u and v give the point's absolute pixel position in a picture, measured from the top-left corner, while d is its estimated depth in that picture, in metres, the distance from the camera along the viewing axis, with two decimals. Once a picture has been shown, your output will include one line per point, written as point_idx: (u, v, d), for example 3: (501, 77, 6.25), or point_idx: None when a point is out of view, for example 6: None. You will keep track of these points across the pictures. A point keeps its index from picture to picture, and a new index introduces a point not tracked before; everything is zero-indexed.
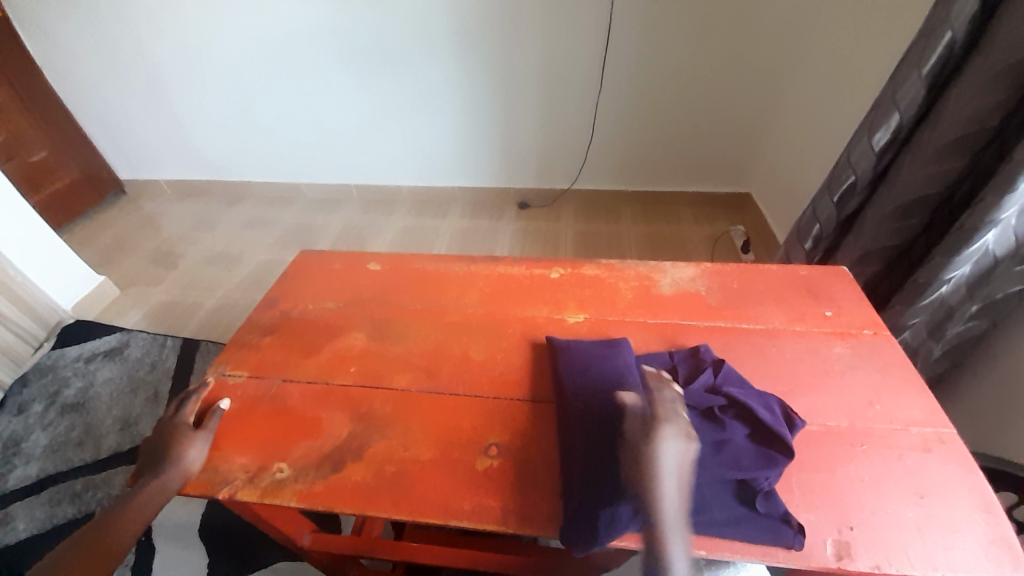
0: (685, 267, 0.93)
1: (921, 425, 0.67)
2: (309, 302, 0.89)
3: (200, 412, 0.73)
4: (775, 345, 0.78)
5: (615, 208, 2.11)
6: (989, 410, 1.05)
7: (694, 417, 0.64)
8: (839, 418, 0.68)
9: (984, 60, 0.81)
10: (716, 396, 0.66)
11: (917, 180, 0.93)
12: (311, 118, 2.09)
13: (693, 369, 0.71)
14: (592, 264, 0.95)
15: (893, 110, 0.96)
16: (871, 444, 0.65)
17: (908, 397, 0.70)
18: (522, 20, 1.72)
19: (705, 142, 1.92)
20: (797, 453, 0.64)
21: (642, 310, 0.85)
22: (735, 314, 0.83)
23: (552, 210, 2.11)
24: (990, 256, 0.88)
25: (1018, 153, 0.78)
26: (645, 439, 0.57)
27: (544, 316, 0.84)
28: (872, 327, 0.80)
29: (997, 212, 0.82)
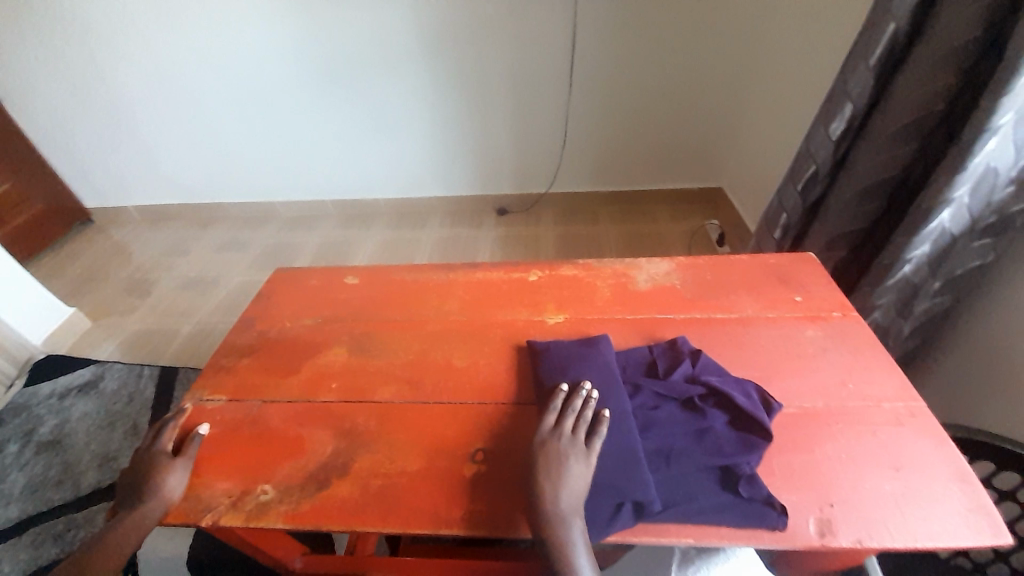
0: (660, 262, 0.94)
1: (892, 400, 0.69)
2: (287, 321, 0.88)
3: (179, 439, 0.71)
4: (749, 332, 0.80)
5: (593, 208, 2.13)
6: (960, 382, 1.09)
7: (677, 409, 0.67)
8: (814, 399, 0.70)
9: (927, 48, 0.85)
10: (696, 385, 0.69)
11: (874, 166, 0.97)
12: (283, 136, 2.07)
13: (671, 362, 0.73)
14: (569, 265, 0.96)
15: (846, 100, 1.00)
16: (845, 422, 0.67)
17: (878, 374, 0.72)
18: (489, 29, 1.76)
19: (675, 140, 1.97)
20: (776, 437, 0.66)
21: (620, 307, 0.86)
22: (710, 305, 0.85)
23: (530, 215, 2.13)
24: (948, 234, 0.92)
25: (965, 134, 0.82)
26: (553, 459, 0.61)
27: (524, 319, 0.85)
28: (841, 309, 0.82)
29: (950, 192, 0.86)
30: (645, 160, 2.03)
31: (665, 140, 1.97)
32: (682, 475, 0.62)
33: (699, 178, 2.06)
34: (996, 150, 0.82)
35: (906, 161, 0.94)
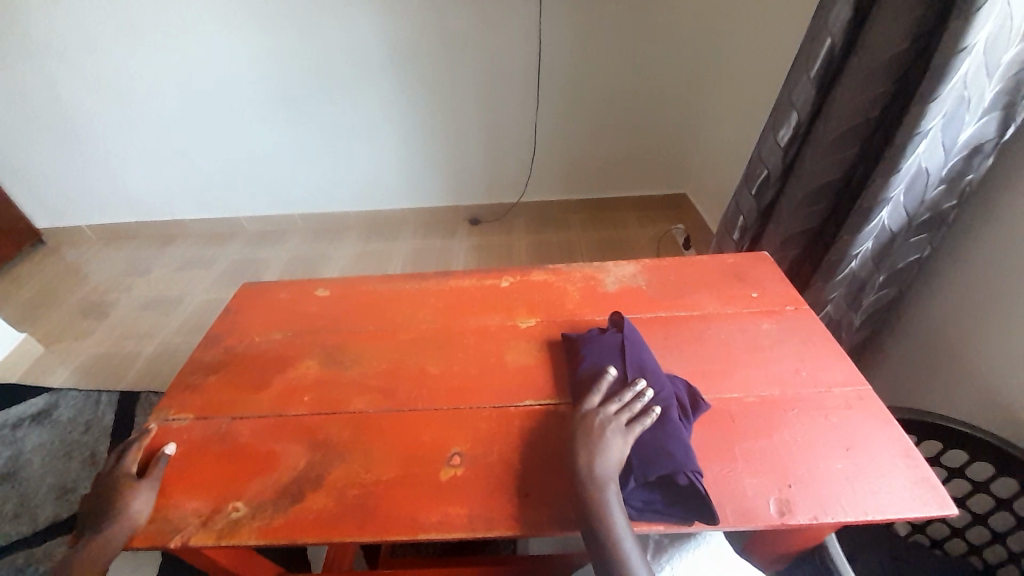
0: (627, 265, 0.98)
1: (842, 386, 0.74)
2: (255, 335, 0.87)
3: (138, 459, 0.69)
4: (710, 328, 0.84)
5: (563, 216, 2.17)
6: (908, 370, 1.17)
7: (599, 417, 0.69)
8: (772, 388, 0.74)
9: (861, 60, 0.93)
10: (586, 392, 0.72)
11: (820, 169, 1.04)
12: (248, 150, 2.04)
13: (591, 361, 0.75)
14: (539, 270, 0.98)
15: (792, 109, 1.07)
16: (801, 408, 0.71)
17: (829, 362, 0.77)
18: (456, 44, 1.80)
19: (640, 148, 2.04)
20: (738, 424, 0.70)
21: (589, 309, 0.89)
22: (673, 304, 0.89)
23: (501, 223, 2.15)
24: (888, 231, 0.99)
25: (898, 139, 0.89)
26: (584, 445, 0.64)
27: (497, 324, 0.87)
28: (794, 303, 0.87)
29: (887, 192, 0.93)
30: (611, 168, 2.09)
31: (630, 149, 2.05)
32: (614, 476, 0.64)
33: (663, 185, 2.13)
34: (925, 152, 0.90)
35: (847, 164, 1.01)
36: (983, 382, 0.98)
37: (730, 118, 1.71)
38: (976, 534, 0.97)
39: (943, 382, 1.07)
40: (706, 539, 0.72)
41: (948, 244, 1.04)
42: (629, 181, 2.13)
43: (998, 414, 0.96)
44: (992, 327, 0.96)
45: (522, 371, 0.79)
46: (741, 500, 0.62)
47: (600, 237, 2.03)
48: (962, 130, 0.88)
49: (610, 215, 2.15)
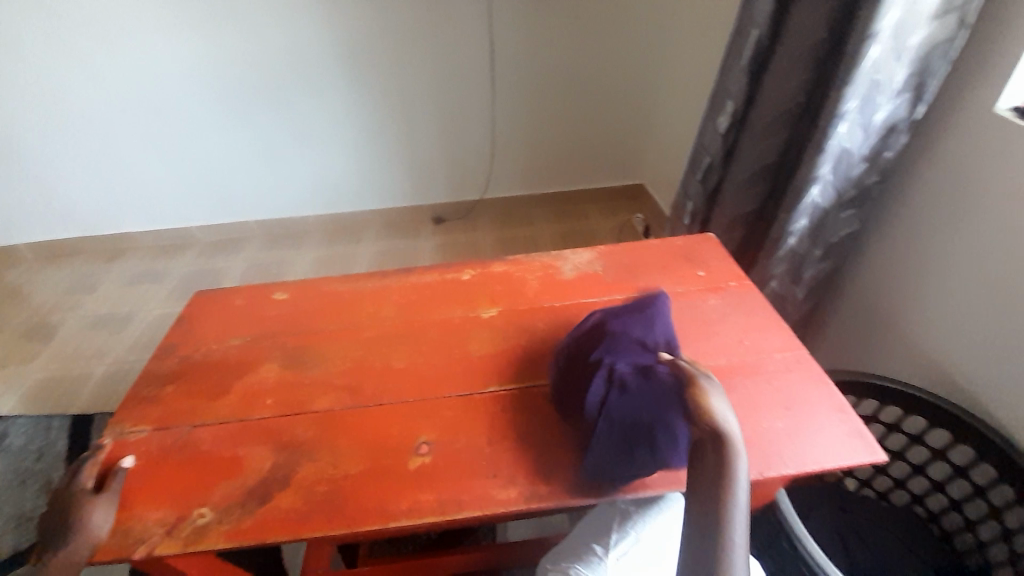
0: (583, 252, 1.02)
1: (781, 351, 0.80)
2: (213, 342, 0.86)
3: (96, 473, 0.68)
4: None
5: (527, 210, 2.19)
6: (847, 336, 1.26)
7: (637, 379, 0.67)
8: (719, 358, 0.79)
9: (785, 49, 1.00)
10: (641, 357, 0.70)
11: (757, 152, 1.11)
12: (197, 156, 1.97)
13: (643, 332, 0.74)
14: (499, 261, 1.00)
15: (728, 98, 1.14)
16: (745, 374, 0.77)
17: (770, 331, 0.83)
18: (409, 43, 1.80)
19: (596, 141, 2.10)
20: None
21: (549, 296, 0.92)
22: (627, 287, 0.93)
23: (465, 222, 2.15)
24: (820, 208, 1.07)
25: (824, 120, 0.97)
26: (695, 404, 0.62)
27: (460, 316, 0.89)
28: (737, 279, 0.94)
29: (816, 171, 1.01)
30: (570, 161, 2.13)
31: (587, 142, 2.10)
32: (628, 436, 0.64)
33: (621, 176, 2.19)
34: (847, 133, 0.97)
35: (780, 146, 1.08)
36: (913, 341, 1.08)
37: (680, 109, 1.78)
38: (916, 485, 1.07)
39: (878, 345, 1.17)
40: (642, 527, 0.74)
41: (874, 218, 1.13)
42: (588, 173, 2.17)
43: (926, 369, 1.05)
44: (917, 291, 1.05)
45: (486, 359, 0.81)
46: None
47: (563, 230, 2.07)
48: (877, 112, 0.96)
49: (572, 207, 2.20)
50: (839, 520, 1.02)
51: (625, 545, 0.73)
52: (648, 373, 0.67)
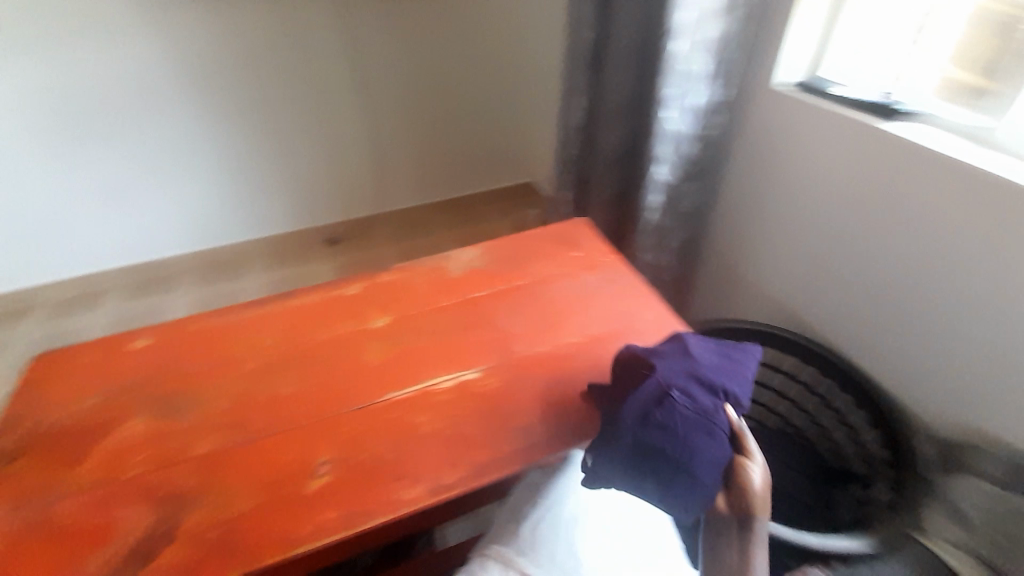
0: (468, 250, 1.06)
1: (647, 313, 0.92)
2: (61, 407, 0.76)
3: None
4: (543, 289, 0.97)
5: (424, 217, 2.17)
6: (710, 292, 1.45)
7: (700, 431, 0.64)
8: (595, 327, 0.89)
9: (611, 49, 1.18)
10: (707, 402, 0.66)
11: (609, 139, 1.26)
12: (28, 200, 1.71)
13: (717, 375, 0.69)
14: (386, 271, 1.01)
15: (575, 95, 1.30)
16: (619, 338, 0.87)
17: (636, 297, 0.95)
18: (271, 61, 1.75)
19: (481, 146, 2.18)
20: (574, 363, 0.83)
21: (438, 297, 0.95)
22: (512, 276, 1.00)
23: (358, 238, 2.05)
24: (668, 184, 1.21)
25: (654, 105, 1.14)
26: (741, 482, 0.65)
27: (350, 330, 0.88)
28: (606, 254, 1.05)
29: (657, 149, 1.17)
30: (459, 167, 2.19)
31: (472, 147, 2.17)
32: (673, 481, 0.61)
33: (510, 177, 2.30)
34: (677, 119, 1.14)
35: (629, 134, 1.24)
36: (757, 286, 1.28)
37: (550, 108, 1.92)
38: (784, 408, 1.19)
39: (732, 294, 1.37)
40: (558, 512, 0.71)
41: None
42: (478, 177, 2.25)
43: (770, 307, 1.26)
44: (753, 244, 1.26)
45: (381, 368, 0.82)
46: (584, 424, 0.75)
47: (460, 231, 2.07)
48: (696, 99, 1.11)
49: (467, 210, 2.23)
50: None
51: (542, 535, 0.70)
52: (709, 422, 0.65)
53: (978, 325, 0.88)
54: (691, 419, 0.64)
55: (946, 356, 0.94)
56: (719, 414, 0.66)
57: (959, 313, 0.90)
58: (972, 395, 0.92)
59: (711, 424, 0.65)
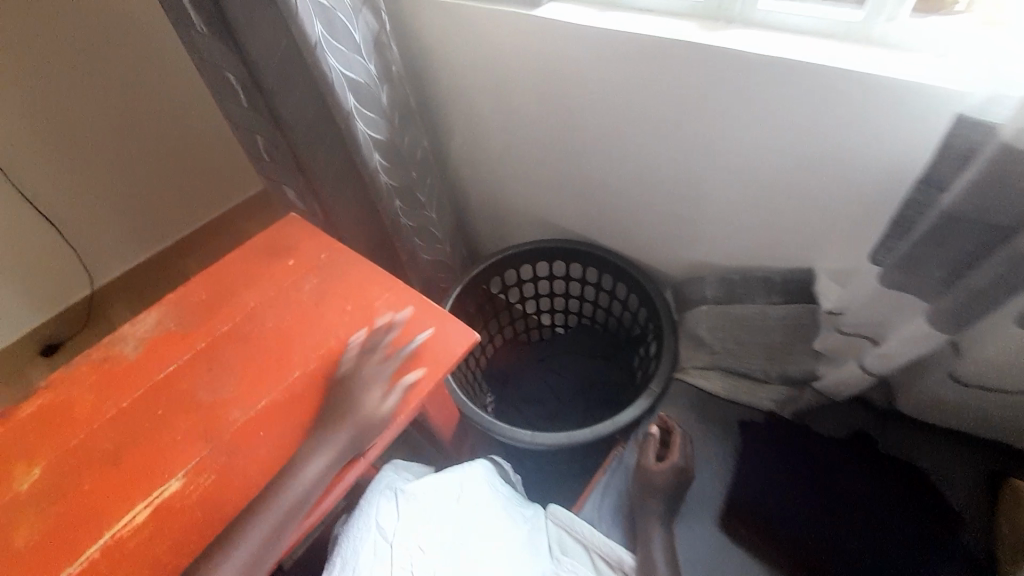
0: (144, 318, 0.82)
1: (382, 297, 0.80)
2: None
3: (356, 360, 0.73)
4: (256, 323, 0.79)
5: (163, 259, 1.66)
6: (485, 222, 1.38)
7: (834, 526, 0.70)
8: (328, 338, 0.76)
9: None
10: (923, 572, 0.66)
11: (295, 108, 1.01)
12: None
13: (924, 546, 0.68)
14: (32, 398, 0.74)
15: (222, 68, 0.97)
16: (354, 342, 0.76)
17: (365, 285, 0.82)
18: None
19: (124, 100, 1.39)
20: (308, 399, 0.71)
21: (119, 400, 0.73)
22: (213, 323, 0.80)
23: (97, 316, 1.56)
24: (380, 139, 1.06)
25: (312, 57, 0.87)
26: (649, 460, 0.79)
27: (9, 503, 0.65)
28: (325, 247, 0.88)
29: (345, 106, 0.96)
30: (104, 147, 1.41)
31: (110, 112, 1.38)
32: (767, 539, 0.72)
33: (213, 140, 1.61)
34: (341, 62, 0.92)
35: (313, 88, 1.02)
36: (516, 205, 1.24)
37: (182, 84, 1.47)
38: (575, 306, 1.28)
39: (503, 219, 1.31)
40: (342, 545, 0.67)
41: (433, 118, 1.21)
42: (175, 153, 1.55)
43: (536, 220, 1.23)
44: (493, 166, 1.19)
45: (55, 536, 0.63)
46: (332, 466, 0.65)
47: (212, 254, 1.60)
48: (353, 35, 0.93)
49: (222, 216, 1.74)
50: (538, 368, 1.28)
51: None
52: (855, 531, 0.70)
53: (668, 183, 0.91)
54: (828, 508, 0.72)
55: (660, 218, 0.98)
56: (868, 528, 0.70)
57: (650, 177, 0.92)
58: (693, 243, 0.97)
59: (857, 530, 0.70)
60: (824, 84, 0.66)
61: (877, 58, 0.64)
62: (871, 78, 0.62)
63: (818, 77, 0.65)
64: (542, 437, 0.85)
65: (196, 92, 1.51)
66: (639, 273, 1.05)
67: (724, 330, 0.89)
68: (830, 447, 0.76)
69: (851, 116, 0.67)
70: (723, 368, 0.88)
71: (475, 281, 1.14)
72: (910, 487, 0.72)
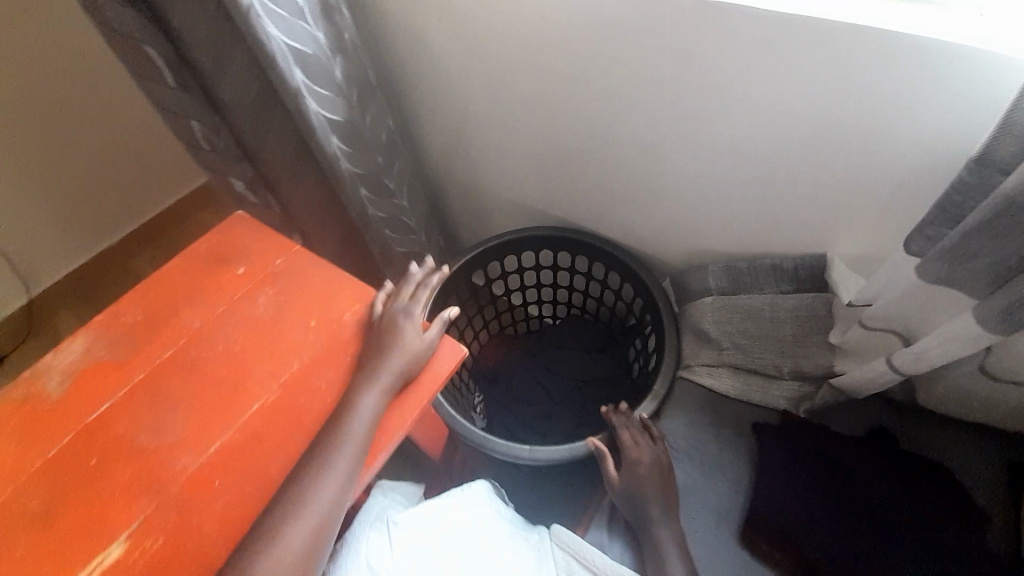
0: (67, 347, 0.69)
1: (351, 308, 0.70)
2: None
3: (387, 323, 0.68)
4: (204, 347, 0.68)
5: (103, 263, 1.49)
6: (463, 208, 1.26)
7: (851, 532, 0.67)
8: (290, 362, 0.66)
9: None
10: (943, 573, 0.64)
11: (234, 86, 0.87)
12: None
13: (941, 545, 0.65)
14: None
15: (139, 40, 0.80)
16: (322, 365, 0.65)
17: (330, 295, 0.71)
18: None
19: (27, 83, 1.17)
20: (270, 437, 0.61)
21: (41, 450, 0.62)
22: (152, 350, 0.68)
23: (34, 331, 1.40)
24: (338, 120, 0.93)
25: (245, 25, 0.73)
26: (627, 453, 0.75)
27: None
28: (281, 252, 0.76)
29: (291, 82, 0.82)
30: (1, 138, 1.19)
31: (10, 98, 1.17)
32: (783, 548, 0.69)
33: (143, 126, 1.40)
34: (283, 30, 0.78)
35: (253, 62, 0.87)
36: (497, 190, 1.13)
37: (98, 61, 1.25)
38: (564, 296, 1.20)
39: (482, 205, 1.20)
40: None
41: (398, 94, 1.07)
42: (99, 143, 1.34)
43: (519, 206, 1.13)
44: (469, 147, 1.07)
45: None
46: (335, 479, 0.57)
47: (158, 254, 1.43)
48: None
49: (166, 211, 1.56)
50: (528, 364, 1.20)
51: None
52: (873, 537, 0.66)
53: (667, 163, 0.81)
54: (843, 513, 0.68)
55: (657, 201, 0.89)
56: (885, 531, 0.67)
57: (645, 157, 0.83)
58: (693, 228, 0.88)
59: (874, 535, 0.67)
60: (853, 47, 0.57)
61: (914, 15, 0.55)
62: (911, 38, 0.53)
63: (847, 37, 0.56)
64: (541, 452, 0.78)
65: (112, 70, 1.28)
66: (635, 263, 0.97)
67: (731, 323, 0.82)
68: (843, 446, 0.73)
69: (880, 82, 0.58)
70: (732, 365, 0.82)
71: (456, 276, 1.04)
72: (921, 484, 0.69)
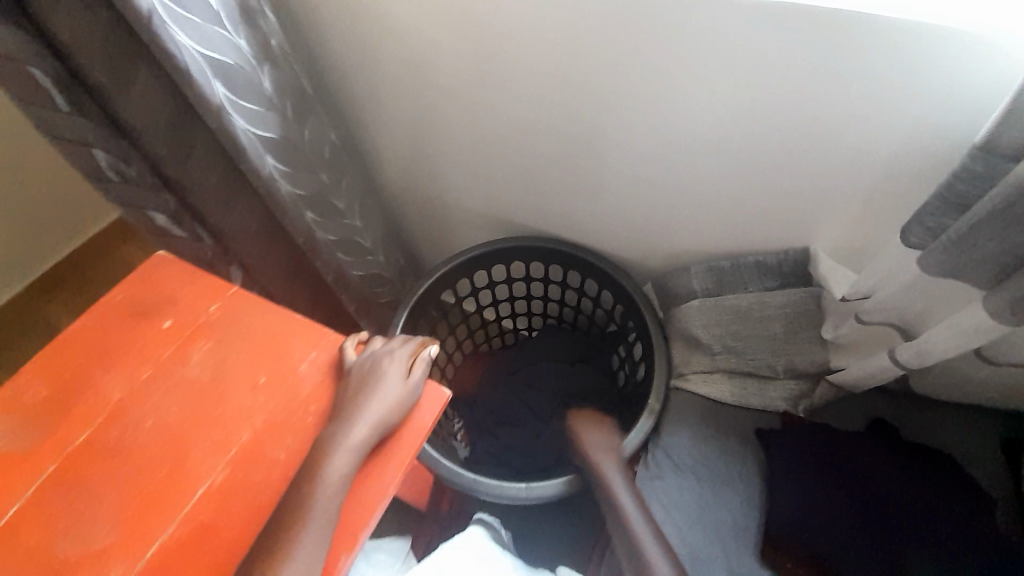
0: None
1: (309, 357, 0.60)
2: None
3: (369, 365, 0.59)
4: (126, 424, 0.55)
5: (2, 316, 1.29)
6: (422, 223, 1.18)
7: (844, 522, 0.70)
8: (239, 431, 0.55)
9: None
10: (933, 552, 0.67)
11: (141, 105, 0.73)
12: None
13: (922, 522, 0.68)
14: None
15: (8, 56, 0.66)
16: (278, 430, 0.55)
17: (281, 344, 0.60)
18: None
19: None
20: (220, 528, 0.50)
21: None
22: (55, 435, 0.54)
23: None
24: (274, 137, 0.82)
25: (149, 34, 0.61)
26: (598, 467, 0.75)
27: None
28: (215, 297, 0.64)
29: (212, 97, 0.70)
30: None
31: None
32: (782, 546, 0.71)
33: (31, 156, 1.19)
34: (196, 38, 0.66)
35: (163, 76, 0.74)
36: (459, 202, 1.05)
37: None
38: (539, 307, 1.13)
39: (444, 218, 1.12)
40: None
41: (340, 104, 0.96)
42: None
43: (485, 217, 1.05)
44: (425, 158, 0.99)
45: None
46: (302, 566, 0.47)
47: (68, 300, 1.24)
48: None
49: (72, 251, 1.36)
50: (507, 382, 1.12)
51: None
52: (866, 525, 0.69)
53: (643, 163, 0.76)
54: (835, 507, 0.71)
55: (633, 203, 0.84)
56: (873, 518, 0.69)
57: (619, 158, 0.78)
58: (672, 228, 0.84)
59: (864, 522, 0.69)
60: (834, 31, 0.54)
61: None
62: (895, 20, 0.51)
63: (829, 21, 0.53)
64: (536, 489, 0.75)
65: None
66: (614, 268, 0.92)
67: (724, 327, 0.82)
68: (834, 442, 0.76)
69: (861, 67, 0.56)
70: (729, 369, 0.83)
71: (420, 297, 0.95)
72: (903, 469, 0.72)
